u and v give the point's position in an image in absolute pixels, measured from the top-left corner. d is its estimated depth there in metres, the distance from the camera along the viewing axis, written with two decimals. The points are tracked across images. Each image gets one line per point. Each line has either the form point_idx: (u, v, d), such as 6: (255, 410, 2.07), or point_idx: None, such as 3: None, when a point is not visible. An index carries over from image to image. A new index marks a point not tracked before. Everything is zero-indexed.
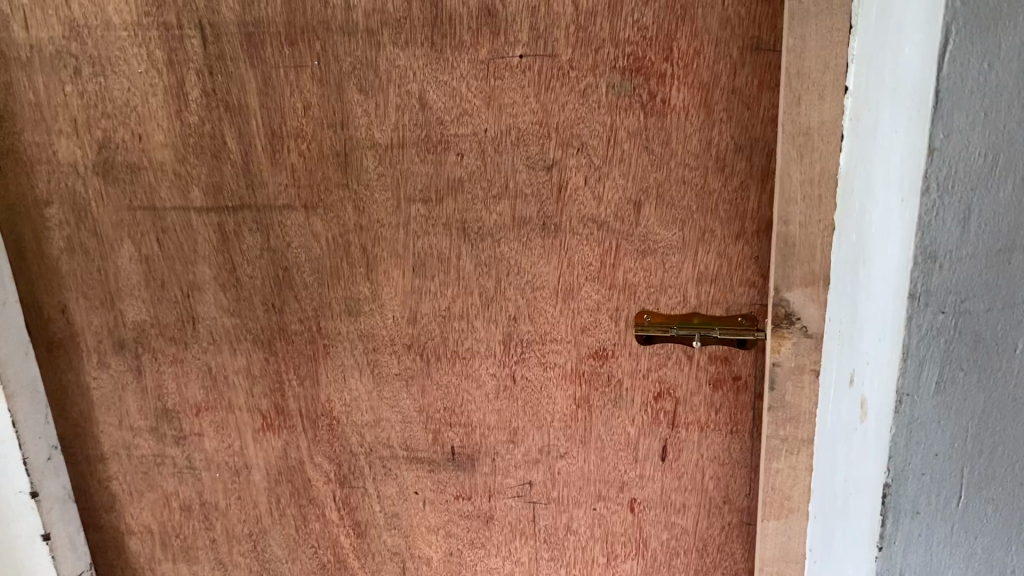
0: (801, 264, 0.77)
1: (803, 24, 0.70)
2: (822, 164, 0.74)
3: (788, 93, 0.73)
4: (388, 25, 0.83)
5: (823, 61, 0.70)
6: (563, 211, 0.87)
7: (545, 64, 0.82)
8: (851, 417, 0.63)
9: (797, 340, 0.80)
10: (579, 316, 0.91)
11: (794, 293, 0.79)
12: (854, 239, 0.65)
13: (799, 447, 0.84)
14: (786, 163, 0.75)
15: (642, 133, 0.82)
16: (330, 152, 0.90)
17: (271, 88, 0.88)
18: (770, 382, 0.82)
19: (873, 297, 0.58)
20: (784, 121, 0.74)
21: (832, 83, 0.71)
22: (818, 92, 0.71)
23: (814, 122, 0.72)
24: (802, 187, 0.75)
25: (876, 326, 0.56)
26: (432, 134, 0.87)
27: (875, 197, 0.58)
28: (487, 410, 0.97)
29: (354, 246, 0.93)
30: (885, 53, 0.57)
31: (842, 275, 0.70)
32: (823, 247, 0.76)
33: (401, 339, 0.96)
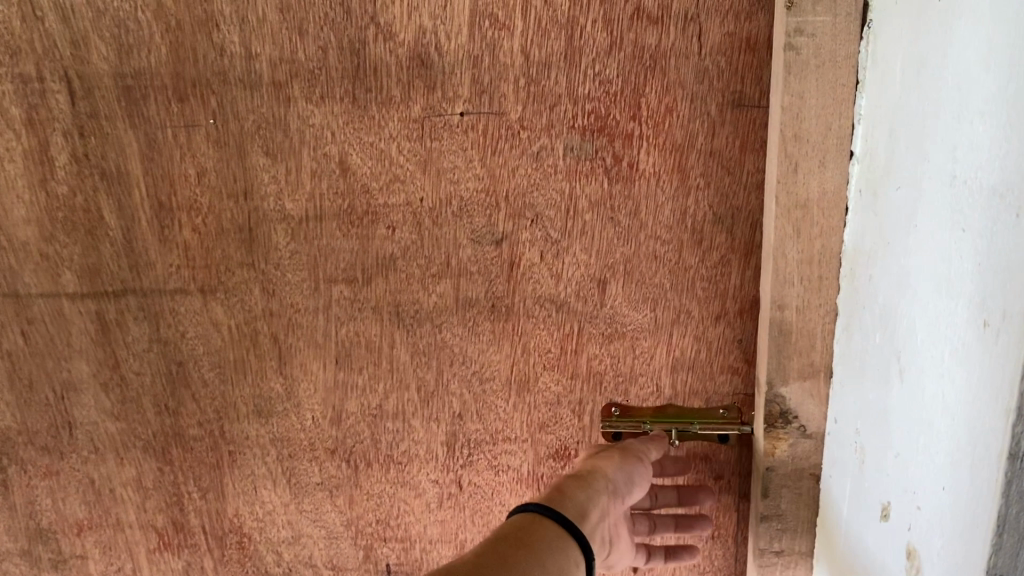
0: (798, 354, 0.65)
1: (802, 80, 0.58)
2: (822, 242, 0.61)
3: (782, 159, 0.60)
4: (299, 77, 0.69)
5: (825, 122, 0.58)
6: (514, 292, 0.73)
7: (490, 122, 0.68)
8: (890, 562, 0.52)
9: (795, 441, 0.67)
10: (536, 411, 0.77)
11: (789, 386, 0.66)
12: (878, 337, 0.54)
13: (796, 560, 0.71)
14: (780, 240, 0.62)
15: (607, 202, 0.70)
16: (231, 227, 0.75)
17: (158, 152, 0.73)
18: (763, 490, 0.69)
19: (925, 426, 0.46)
20: (777, 191, 0.61)
21: (835, 147, 0.59)
22: (819, 158, 0.59)
23: (814, 193, 0.60)
24: (800, 267, 0.62)
25: (933, 465, 0.45)
26: (356, 204, 0.72)
27: (922, 299, 0.46)
28: (428, 521, 0.83)
29: (263, 336, 0.78)
30: (927, 122, 0.45)
31: (857, 374, 0.59)
32: (824, 335, 0.64)
33: (324, 444, 0.81)
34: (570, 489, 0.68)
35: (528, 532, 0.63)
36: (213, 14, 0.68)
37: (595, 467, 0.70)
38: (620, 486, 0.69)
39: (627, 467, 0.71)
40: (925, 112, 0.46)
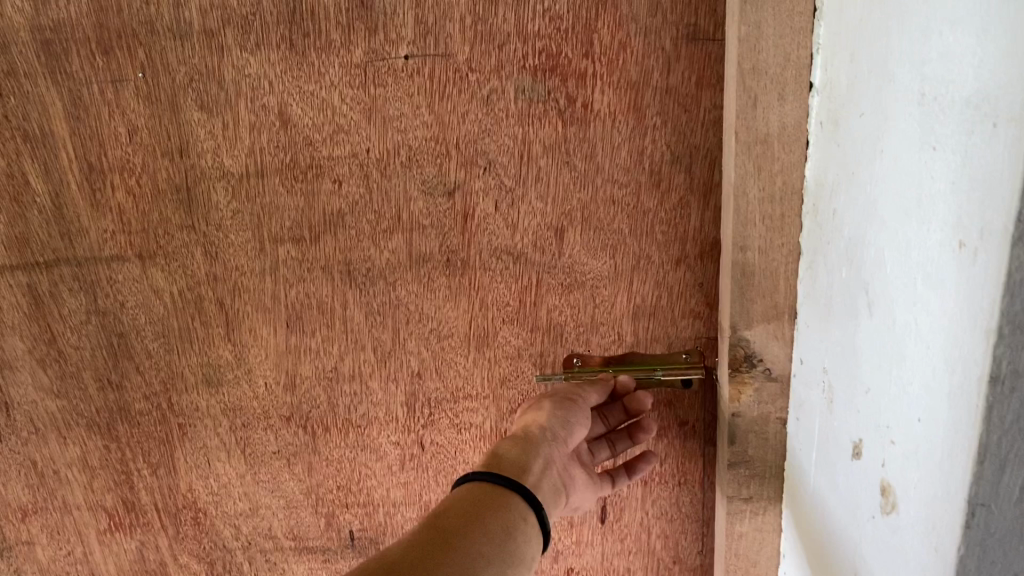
0: (762, 296, 0.62)
1: (759, 8, 0.54)
2: (784, 179, 0.58)
3: (741, 94, 0.57)
4: (232, 24, 0.65)
5: (783, 53, 0.55)
6: (470, 244, 0.71)
7: (436, 66, 0.65)
8: (864, 501, 0.51)
9: (760, 385, 0.65)
10: (496, 366, 0.75)
11: (754, 330, 0.64)
12: (844, 273, 0.52)
13: (765, 506, 0.69)
14: (741, 179, 0.59)
15: (561, 146, 0.67)
16: (167, 187, 0.71)
17: (84, 111, 0.69)
18: (729, 436, 0.67)
19: (895, 358, 0.45)
20: (735, 128, 0.58)
21: (794, 79, 0.56)
22: (777, 92, 0.56)
23: (774, 128, 0.57)
24: (761, 207, 0.60)
25: (906, 397, 0.43)
26: (299, 157, 0.69)
27: (891, 229, 0.44)
28: (391, 484, 0.81)
29: (207, 302, 0.75)
30: (891, 37, 0.43)
31: (821, 311, 0.57)
32: (787, 276, 0.61)
33: (278, 411, 0.79)
34: (506, 450, 0.68)
35: (476, 500, 0.63)
36: None
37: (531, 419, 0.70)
38: (557, 435, 0.69)
39: (563, 412, 0.70)
40: (887, 28, 0.43)
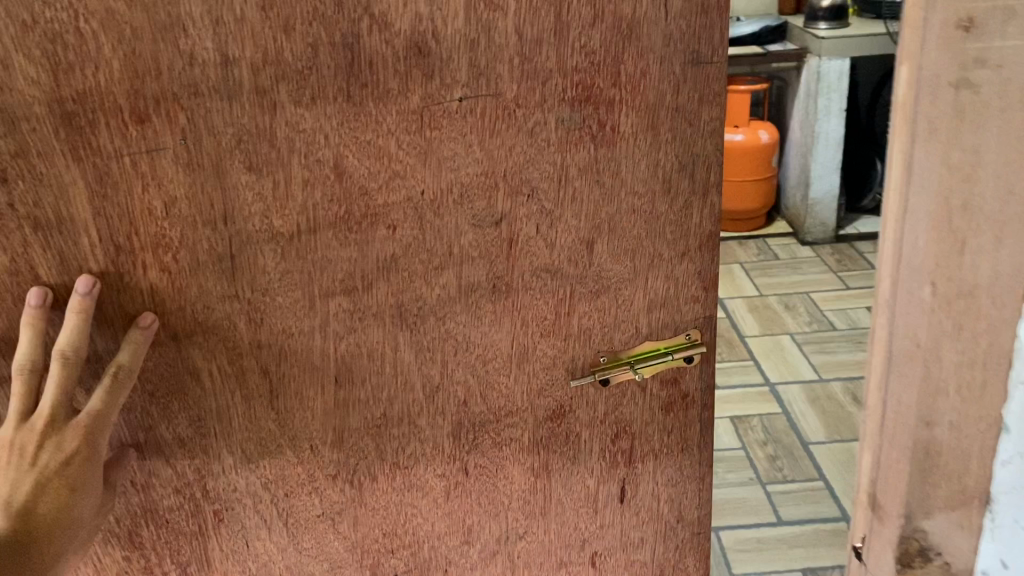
0: (947, 477, 0.70)
1: (979, 118, 0.58)
2: (989, 337, 0.64)
3: (943, 240, 0.63)
4: (287, 80, 0.63)
5: (1004, 189, 0.59)
6: (514, 267, 0.76)
7: (487, 105, 0.69)
8: None
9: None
10: (535, 378, 0.81)
11: (932, 519, 0.73)
12: None
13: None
14: (936, 340, 0.66)
15: (593, 166, 0.74)
16: (208, 258, 0.66)
17: (111, 187, 0.62)
18: None
19: None
20: (936, 276, 0.64)
21: (1012, 215, 0.60)
22: (987, 233, 0.61)
23: (981, 279, 0.62)
24: (957, 372, 0.66)
25: None
26: (354, 208, 0.68)
27: None
28: (436, 517, 0.82)
29: (251, 373, 0.70)
30: None
31: None
32: (979, 448, 0.68)
33: (324, 471, 0.76)
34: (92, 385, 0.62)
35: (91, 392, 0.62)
36: (179, 17, 0.59)
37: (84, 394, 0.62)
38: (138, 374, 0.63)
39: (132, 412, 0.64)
40: None
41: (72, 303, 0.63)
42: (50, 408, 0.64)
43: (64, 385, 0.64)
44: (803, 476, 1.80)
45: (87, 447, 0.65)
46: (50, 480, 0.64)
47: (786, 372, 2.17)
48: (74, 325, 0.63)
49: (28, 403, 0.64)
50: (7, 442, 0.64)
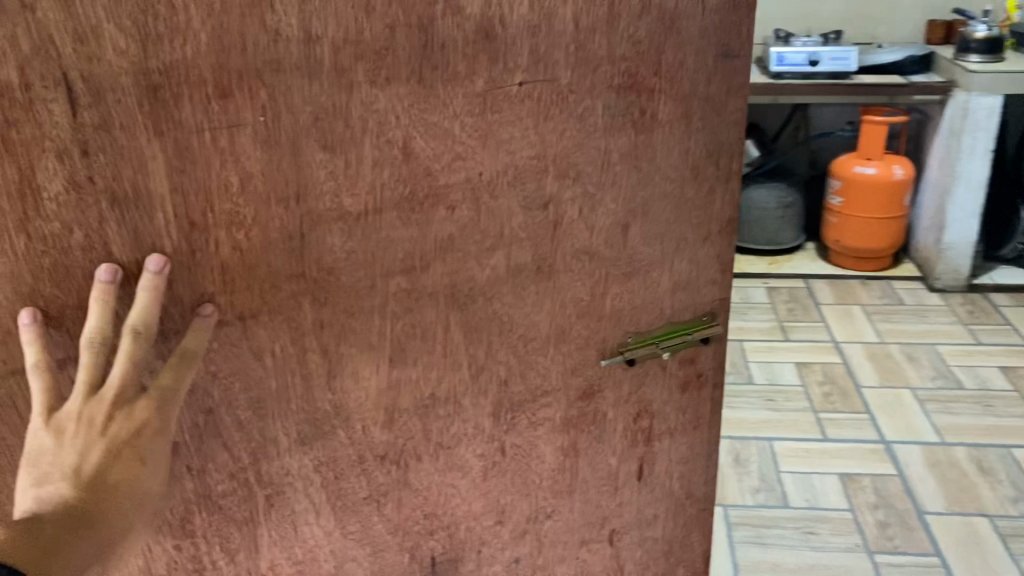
0: None
1: None
2: None
3: None
4: (364, 59, 0.64)
5: None
6: (558, 249, 0.78)
7: (543, 89, 0.72)
8: None
9: None
10: (569, 358, 0.83)
11: None
12: None
13: None
14: None
15: (632, 152, 0.78)
16: (279, 236, 0.66)
17: (191, 163, 0.61)
18: None
19: None
20: None
21: None
22: None
23: None
24: None
25: None
26: (417, 189, 0.70)
27: None
28: (473, 497, 0.83)
29: (312, 352, 0.71)
30: None
31: None
32: None
33: (373, 452, 0.76)
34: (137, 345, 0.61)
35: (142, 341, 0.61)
36: None
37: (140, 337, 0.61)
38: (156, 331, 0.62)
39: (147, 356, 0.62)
40: None
41: (141, 280, 0.62)
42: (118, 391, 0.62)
43: (134, 361, 0.61)
44: (918, 549, 1.51)
45: (155, 419, 0.64)
46: (120, 452, 0.62)
47: (901, 428, 1.83)
48: (146, 301, 0.61)
49: (95, 377, 0.62)
50: (70, 424, 0.61)
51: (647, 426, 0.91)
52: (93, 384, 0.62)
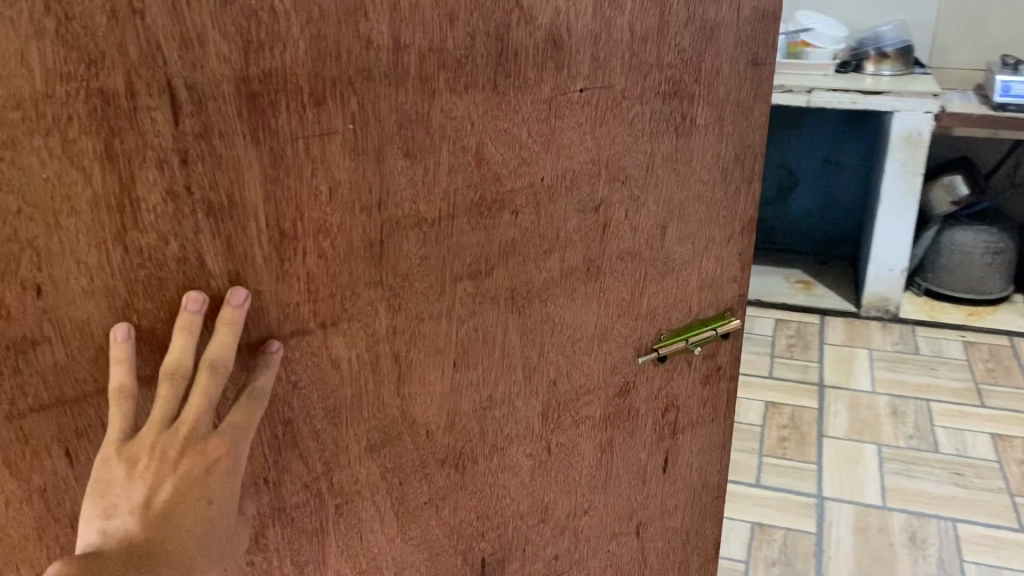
0: None
1: None
2: None
3: None
4: (446, 67, 0.65)
5: None
6: (606, 251, 0.81)
7: (600, 96, 0.74)
8: None
9: None
10: (610, 357, 0.86)
11: None
12: None
13: None
14: None
15: (673, 156, 0.82)
16: (361, 244, 0.66)
17: (283, 171, 0.61)
18: None
19: None
20: None
21: None
22: None
23: None
24: None
25: None
26: (486, 194, 0.71)
27: None
28: (521, 497, 0.85)
29: (384, 359, 0.71)
30: None
31: None
32: None
33: (435, 456, 0.77)
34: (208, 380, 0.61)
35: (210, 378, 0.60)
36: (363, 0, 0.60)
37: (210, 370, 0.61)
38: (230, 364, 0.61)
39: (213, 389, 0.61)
40: None
41: (220, 314, 0.61)
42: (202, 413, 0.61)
43: (215, 389, 0.61)
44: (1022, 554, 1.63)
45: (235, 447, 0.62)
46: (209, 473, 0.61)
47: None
48: (225, 335, 0.61)
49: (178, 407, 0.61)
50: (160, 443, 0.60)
51: (672, 420, 0.95)
52: (166, 417, 0.60)
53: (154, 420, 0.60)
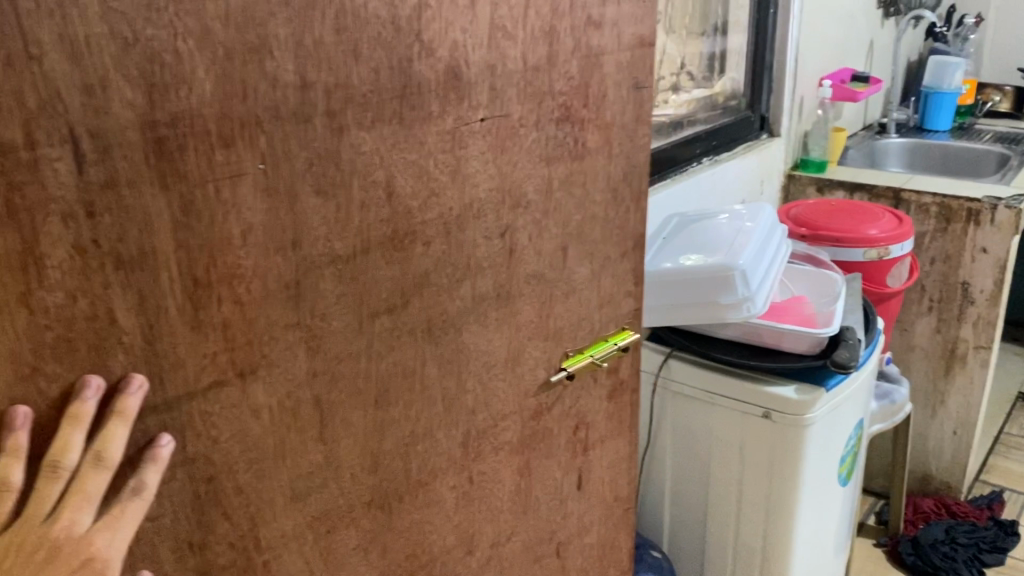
0: None
1: None
2: None
3: None
4: (353, 103, 0.65)
5: None
6: (512, 275, 0.82)
7: (499, 124, 0.76)
8: None
9: None
10: (522, 381, 0.87)
11: None
12: None
13: None
14: None
15: (568, 179, 0.84)
16: (277, 286, 0.64)
17: (194, 218, 0.58)
18: None
19: None
20: None
21: None
22: None
23: None
24: None
25: None
26: (399, 226, 0.71)
27: None
28: (447, 531, 0.84)
29: (305, 403, 0.68)
30: None
31: None
32: None
33: (361, 500, 0.75)
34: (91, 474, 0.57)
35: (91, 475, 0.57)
36: (266, 38, 0.59)
37: (93, 464, 0.57)
38: (116, 458, 0.58)
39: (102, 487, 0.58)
40: None
41: (113, 406, 0.57)
42: (83, 511, 0.56)
43: (96, 487, 0.57)
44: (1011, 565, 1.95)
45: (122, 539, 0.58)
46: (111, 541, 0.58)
47: None
48: (114, 428, 0.57)
49: (60, 502, 0.56)
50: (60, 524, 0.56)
51: (582, 436, 0.97)
52: (50, 511, 0.56)
53: (26, 514, 0.55)
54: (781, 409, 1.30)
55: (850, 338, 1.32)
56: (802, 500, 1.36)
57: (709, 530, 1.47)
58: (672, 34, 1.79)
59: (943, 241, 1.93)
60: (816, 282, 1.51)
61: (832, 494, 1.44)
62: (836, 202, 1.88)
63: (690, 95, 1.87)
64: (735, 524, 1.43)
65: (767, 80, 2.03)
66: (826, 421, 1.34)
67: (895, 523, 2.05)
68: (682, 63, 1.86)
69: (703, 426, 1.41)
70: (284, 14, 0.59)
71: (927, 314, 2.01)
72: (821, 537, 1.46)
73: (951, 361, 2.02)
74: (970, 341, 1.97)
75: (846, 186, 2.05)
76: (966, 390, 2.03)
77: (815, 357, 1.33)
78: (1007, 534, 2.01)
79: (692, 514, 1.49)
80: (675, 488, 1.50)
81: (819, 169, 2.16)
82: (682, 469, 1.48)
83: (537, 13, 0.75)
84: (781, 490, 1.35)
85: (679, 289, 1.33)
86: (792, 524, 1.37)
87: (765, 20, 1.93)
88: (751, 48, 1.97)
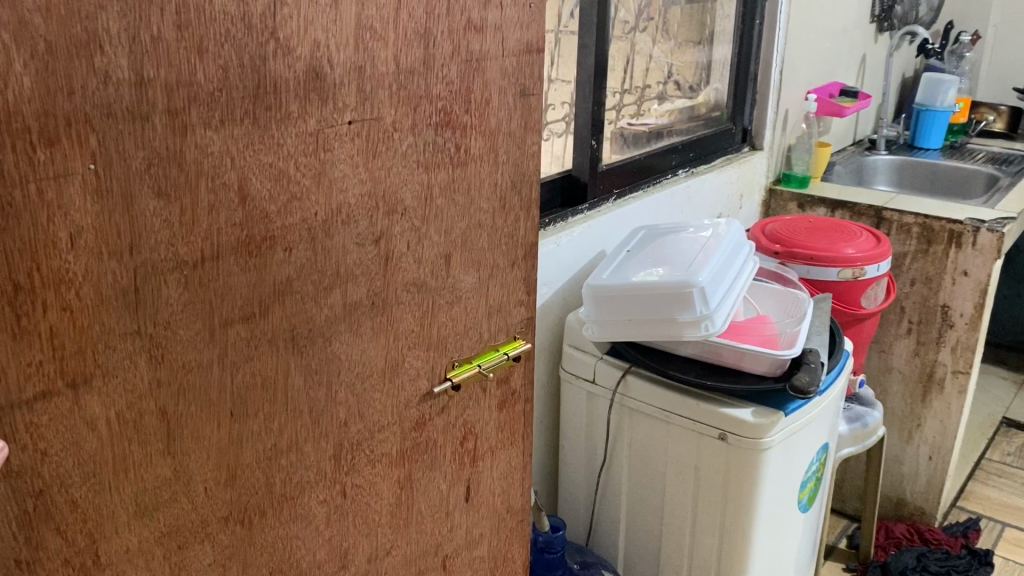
0: None
1: None
2: None
3: None
4: (198, 102, 0.62)
5: None
6: (389, 284, 0.80)
7: (370, 128, 0.73)
8: None
9: None
10: (402, 392, 0.85)
11: None
12: None
13: None
14: None
15: (450, 186, 0.82)
16: (112, 293, 0.61)
17: (13, 219, 0.55)
18: None
19: None
20: None
21: None
22: None
23: None
24: None
25: None
26: (255, 232, 0.68)
27: None
28: (317, 546, 0.82)
29: (149, 414, 0.65)
30: None
31: None
32: None
33: (216, 515, 0.72)
34: None
35: None
36: (96, 32, 0.56)
37: None
38: None
39: None
40: None
41: None
42: None
43: None
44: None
45: None
46: None
47: None
48: None
49: None
50: None
51: (471, 447, 0.95)
52: None
53: None
54: (739, 432, 1.28)
55: (811, 361, 1.30)
56: (758, 522, 1.34)
57: (665, 547, 1.45)
58: (662, 42, 1.84)
59: (923, 262, 1.91)
60: (783, 301, 1.49)
61: (789, 516, 1.43)
62: (814, 219, 1.88)
63: (673, 104, 1.92)
64: (689, 544, 1.42)
65: (750, 91, 2.04)
66: (784, 445, 1.32)
67: (867, 548, 2.03)
68: (670, 71, 1.90)
69: (660, 445, 1.40)
70: (115, 8, 0.56)
71: (905, 336, 1.99)
72: (778, 556, 1.45)
73: (929, 386, 2.01)
74: (948, 364, 1.96)
75: (828, 204, 2.03)
76: (943, 415, 2.01)
77: (775, 379, 1.31)
78: (980, 564, 1.99)
79: (647, 531, 1.47)
80: (632, 505, 1.48)
81: (802, 184, 2.13)
82: (637, 485, 1.46)
83: (410, 14, 0.73)
84: (737, 512, 1.34)
85: (635, 306, 1.33)
86: (748, 546, 1.36)
87: (750, 32, 1.95)
88: (735, 60, 1.99)
